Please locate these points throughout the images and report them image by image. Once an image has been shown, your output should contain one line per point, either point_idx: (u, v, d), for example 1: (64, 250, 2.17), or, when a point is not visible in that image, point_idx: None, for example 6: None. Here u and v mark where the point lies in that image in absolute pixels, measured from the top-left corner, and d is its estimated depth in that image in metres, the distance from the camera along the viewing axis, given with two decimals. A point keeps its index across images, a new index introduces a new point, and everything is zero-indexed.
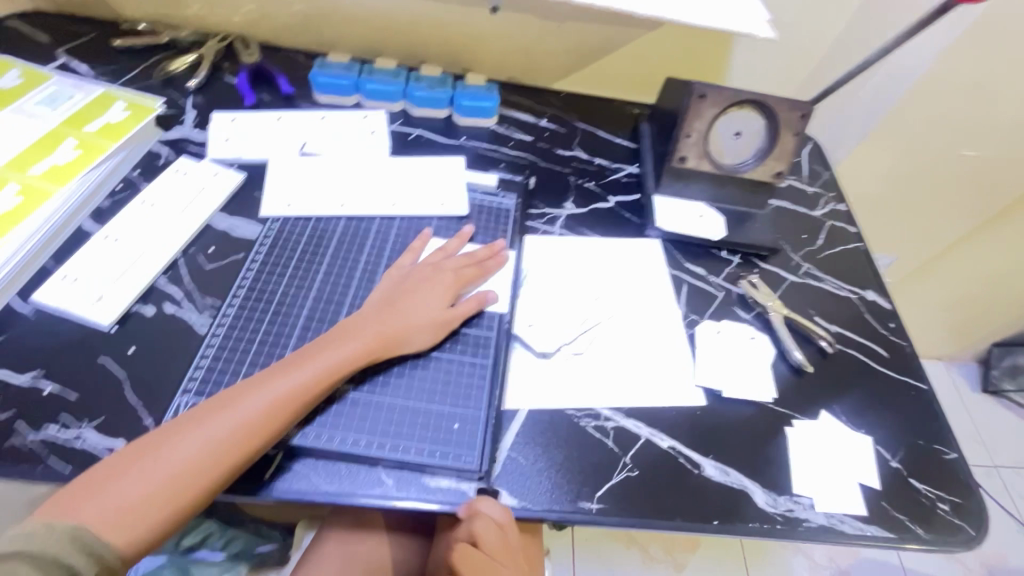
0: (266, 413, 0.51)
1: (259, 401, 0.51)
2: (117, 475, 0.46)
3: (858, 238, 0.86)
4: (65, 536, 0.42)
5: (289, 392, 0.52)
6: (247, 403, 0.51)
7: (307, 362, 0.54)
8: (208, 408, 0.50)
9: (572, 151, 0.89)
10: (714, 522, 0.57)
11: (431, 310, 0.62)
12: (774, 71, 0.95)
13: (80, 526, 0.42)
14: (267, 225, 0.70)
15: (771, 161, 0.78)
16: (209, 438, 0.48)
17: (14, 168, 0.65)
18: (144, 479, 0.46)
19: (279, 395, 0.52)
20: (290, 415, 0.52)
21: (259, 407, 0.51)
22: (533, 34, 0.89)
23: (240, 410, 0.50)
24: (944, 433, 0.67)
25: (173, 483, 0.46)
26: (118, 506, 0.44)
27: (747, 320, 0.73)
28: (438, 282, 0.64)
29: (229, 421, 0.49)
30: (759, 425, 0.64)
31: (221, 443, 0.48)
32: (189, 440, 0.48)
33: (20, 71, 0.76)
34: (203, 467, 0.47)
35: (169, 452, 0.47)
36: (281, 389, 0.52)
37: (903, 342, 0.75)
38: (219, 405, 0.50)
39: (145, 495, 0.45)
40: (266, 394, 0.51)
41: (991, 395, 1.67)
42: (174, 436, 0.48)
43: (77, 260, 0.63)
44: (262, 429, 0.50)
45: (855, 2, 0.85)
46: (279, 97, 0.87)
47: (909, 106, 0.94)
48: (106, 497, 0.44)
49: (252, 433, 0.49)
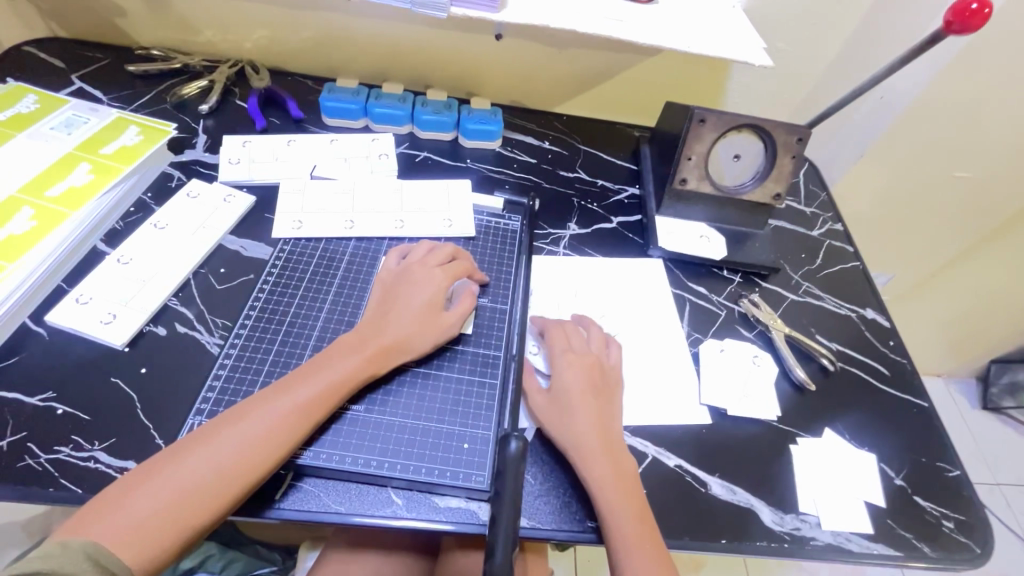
0: (275, 429, 0.51)
1: (269, 416, 0.52)
2: (131, 495, 0.46)
3: (856, 257, 0.87)
4: (82, 556, 0.42)
5: (296, 408, 0.53)
6: (257, 420, 0.51)
7: (314, 376, 0.55)
8: (218, 426, 0.51)
9: (575, 173, 0.91)
10: (722, 541, 0.57)
11: (424, 311, 0.62)
12: (771, 95, 0.98)
13: (96, 544, 0.43)
14: (278, 246, 0.72)
15: (770, 183, 0.80)
16: (221, 455, 0.49)
17: (30, 191, 0.66)
18: (158, 499, 0.46)
19: (288, 411, 0.52)
20: (298, 431, 0.52)
21: (269, 423, 0.51)
22: (536, 60, 0.92)
23: (249, 427, 0.51)
24: (946, 450, 0.68)
25: (186, 502, 0.46)
26: (133, 525, 0.45)
27: (750, 338, 0.75)
28: (430, 282, 0.65)
29: (239, 437, 0.50)
30: (764, 443, 0.65)
31: (232, 460, 0.49)
32: (201, 458, 0.48)
33: (37, 96, 0.78)
34: (215, 486, 0.48)
35: (181, 470, 0.48)
36: (289, 405, 0.53)
37: (904, 359, 0.76)
38: (229, 422, 0.51)
39: (158, 515, 0.45)
40: (275, 410, 0.52)
41: (991, 412, 1.67)
42: (185, 454, 0.49)
43: (90, 281, 0.64)
44: (269, 446, 0.50)
45: (847, 30, 0.89)
46: (289, 120, 0.89)
47: (901, 130, 0.96)
48: (120, 517, 0.45)
49: (263, 450, 0.50)
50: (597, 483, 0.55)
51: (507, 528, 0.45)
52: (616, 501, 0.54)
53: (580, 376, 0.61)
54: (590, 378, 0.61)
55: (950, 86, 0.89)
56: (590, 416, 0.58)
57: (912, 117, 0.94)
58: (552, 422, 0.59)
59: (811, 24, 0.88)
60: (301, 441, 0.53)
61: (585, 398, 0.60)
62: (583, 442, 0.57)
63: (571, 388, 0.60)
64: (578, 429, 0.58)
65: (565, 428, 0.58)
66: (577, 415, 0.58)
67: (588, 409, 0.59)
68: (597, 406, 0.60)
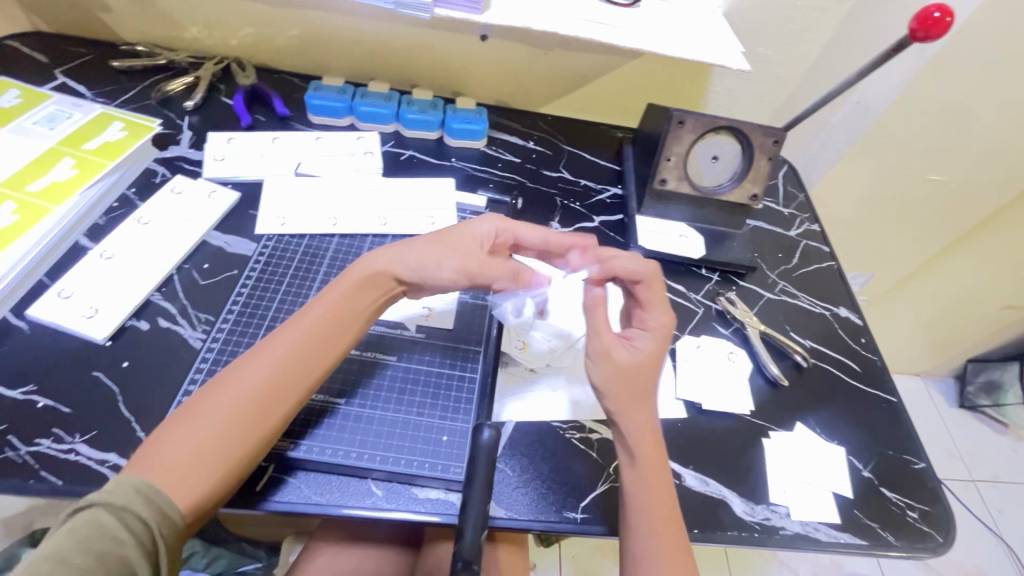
0: (299, 356, 0.52)
1: (283, 349, 0.52)
2: (163, 441, 0.46)
3: (831, 257, 0.90)
4: (132, 490, 0.43)
5: (315, 337, 0.54)
6: (271, 355, 0.52)
7: (318, 308, 0.56)
8: (242, 363, 0.51)
9: (559, 172, 0.92)
10: (694, 530, 0.59)
11: (432, 239, 0.61)
12: (750, 98, 1.00)
13: (145, 481, 0.43)
14: (262, 242, 0.72)
15: (747, 183, 0.82)
16: (243, 390, 0.49)
17: (12, 185, 0.66)
18: (194, 438, 0.46)
19: (300, 340, 0.53)
20: (315, 359, 0.53)
21: (284, 355, 0.52)
22: (521, 60, 0.93)
23: (275, 359, 0.51)
24: (913, 444, 0.70)
25: (221, 438, 0.47)
26: (174, 464, 0.45)
27: (726, 335, 0.77)
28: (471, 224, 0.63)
29: (267, 369, 0.51)
30: (738, 436, 0.67)
31: (257, 393, 0.50)
32: (223, 396, 0.49)
33: (19, 91, 0.78)
34: (245, 418, 0.48)
35: (207, 411, 0.48)
36: (308, 335, 0.54)
37: (874, 356, 0.78)
38: (243, 363, 0.51)
39: (200, 452, 0.46)
40: (286, 343, 0.53)
41: (966, 410, 1.71)
42: (207, 397, 0.49)
43: (72, 276, 0.64)
44: (297, 374, 0.52)
45: (823, 35, 0.91)
46: (275, 118, 0.89)
47: (876, 133, 0.99)
48: (159, 460, 0.45)
49: (285, 380, 0.51)
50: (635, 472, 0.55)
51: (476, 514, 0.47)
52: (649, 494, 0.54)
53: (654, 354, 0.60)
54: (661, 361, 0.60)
55: (920, 91, 0.92)
56: (645, 402, 0.58)
57: (887, 121, 0.97)
58: (617, 390, 0.58)
59: (789, 29, 0.90)
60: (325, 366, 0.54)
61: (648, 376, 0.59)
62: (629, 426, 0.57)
63: (643, 361, 0.59)
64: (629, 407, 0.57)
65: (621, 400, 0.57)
66: (635, 391, 0.58)
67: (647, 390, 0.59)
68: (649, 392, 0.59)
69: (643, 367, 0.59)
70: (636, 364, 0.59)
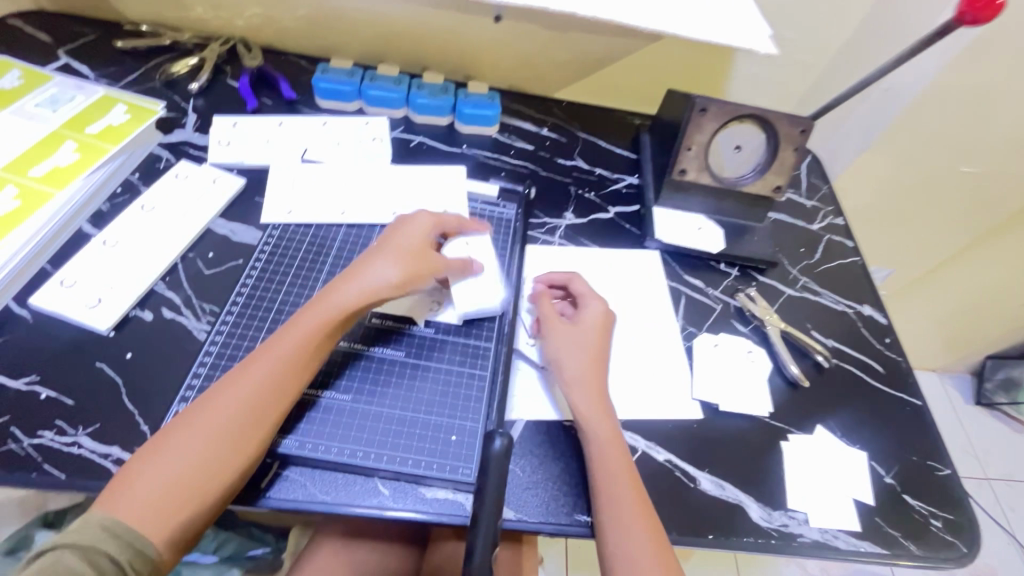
0: (272, 380, 0.51)
1: (261, 371, 0.51)
2: (139, 472, 0.45)
3: (855, 252, 0.86)
4: (100, 528, 0.42)
5: (288, 359, 0.52)
6: (249, 377, 0.51)
7: (299, 325, 0.54)
8: (215, 393, 0.50)
9: (573, 161, 0.89)
10: (709, 536, 0.57)
11: (391, 251, 0.60)
12: (775, 84, 0.96)
13: (112, 519, 0.43)
14: (267, 231, 0.70)
15: (771, 175, 0.78)
16: (219, 416, 0.48)
17: (14, 170, 0.65)
18: (163, 471, 0.45)
19: (273, 363, 0.52)
20: (293, 378, 0.52)
21: (262, 376, 0.51)
22: (537, 43, 0.89)
23: (246, 385, 0.50)
24: (938, 450, 0.68)
25: (196, 468, 0.46)
26: (149, 496, 0.44)
27: (745, 333, 0.74)
28: (412, 222, 0.64)
29: (238, 396, 0.49)
30: (756, 439, 0.64)
31: (227, 421, 0.48)
32: (200, 424, 0.48)
33: (21, 72, 0.76)
34: (222, 445, 0.47)
35: (184, 438, 0.47)
36: (281, 358, 0.52)
37: (899, 357, 0.75)
38: (222, 386, 0.50)
39: (169, 484, 0.45)
40: (265, 363, 0.51)
41: (984, 407, 1.67)
42: (185, 424, 0.48)
43: (74, 264, 0.63)
44: (269, 398, 0.50)
45: (856, 18, 0.86)
46: (281, 101, 0.87)
47: (906, 123, 0.94)
48: (135, 492, 0.44)
49: (262, 405, 0.50)
50: (599, 451, 0.56)
51: (489, 523, 0.42)
52: (614, 472, 0.55)
53: (599, 326, 0.64)
54: (604, 337, 0.64)
55: (956, 79, 0.87)
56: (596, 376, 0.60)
57: (919, 110, 0.92)
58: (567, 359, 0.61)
59: (820, 11, 0.85)
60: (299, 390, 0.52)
61: (594, 351, 0.62)
62: (584, 403, 0.58)
63: (586, 335, 0.63)
64: (580, 378, 0.60)
65: (572, 374, 0.60)
66: (584, 364, 0.61)
67: (598, 365, 0.61)
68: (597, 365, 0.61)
69: (587, 338, 0.63)
70: (579, 336, 0.63)
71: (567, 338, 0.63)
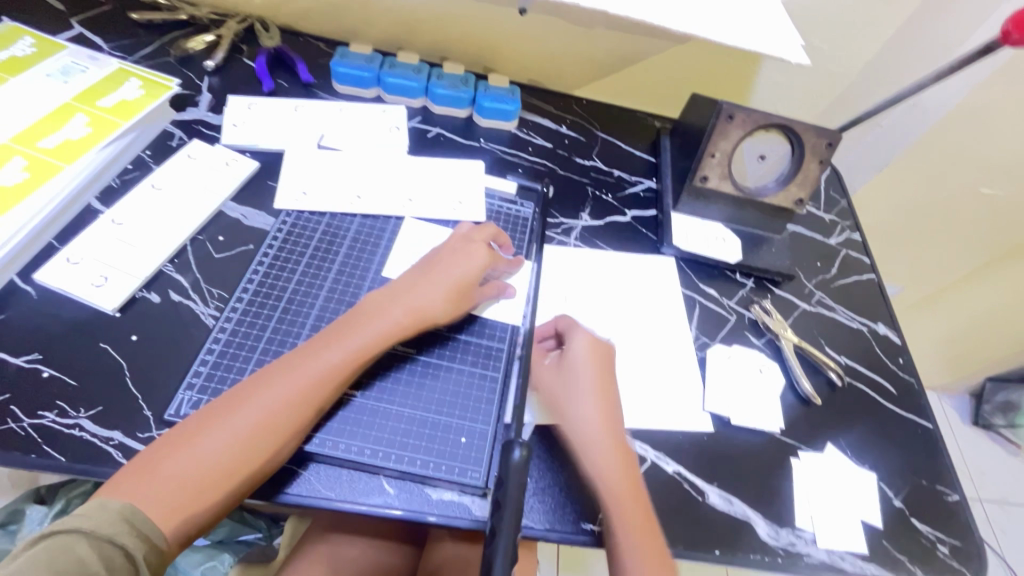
0: (309, 388, 0.50)
1: (299, 377, 0.50)
2: (164, 459, 0.44)
3: (872, 269, 0.85)
4: (119, 518, 0.40)
5: (327, 368, 0.51)
6: (286, 383, 0.49)
7: (344, 338, 0.53)
8: (249, 390, 0.49)
9: (591, 160, 0.87)
10: (716, 552, 0.56)
11: (446, 278, 0.60)
12: (800, 94, 0.94)
13: (131, 507, 0.41)
14: (281, 218, 0.69)
15: (794, 187, 0.77)
16: (254, 416, 0.47)
17: (23, 140, 0.63)
18: (188, 465, 0.44)
19: (313, 373, 0.50)
20: (330, 390, 0.51)
21: (301, 384, 0.50)
22: (561, 38, 0.88)
23: (281, 389, 0.49)
24: (948, 474, 0.67)
25: (221, 466, 0.45)
26: (170, 487, 0.43)
27: (758, 345, 0.73)
28: (471, 250, 0.63)
29: (273, 399, 0.48)
30: (766, 455, 0.63)
31: (260, 424, 0.47)
32: (233, 420, 0.47)
33: (34, 40, 0.74)
34: (251, 446, 0.46)
35: (214, 433, 0.46)
36: (321, 366, 0.51)
37: (911, 378, 0.75)
38: (257, 385, 0.49)
39: (193, 478, 0.44)
40: (305, 371, 0.50)
41: (980, 428, 1.66)
42: (217, 417, 0.47)
43: (82, 240, 0.61)
44: (303, 406, 0.49)
45: (888, 32, 0.84)
46: (298, 84, 0.85)
47: (929, 141, 0.93)
48: (155, 482, 0.43)
49: (295, 413, 0.49)
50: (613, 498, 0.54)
51: (507, 538, 0.41)
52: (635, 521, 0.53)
53: (596, 356, 0.63)
54: (603, 360, 0.64)
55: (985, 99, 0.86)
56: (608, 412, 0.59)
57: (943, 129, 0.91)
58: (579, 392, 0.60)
59: (853, 22, 0.84)
60: (330, 399, 0.52)
61: (600, 383, 0.61)
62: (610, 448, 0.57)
63: (590, 363, 0.62)
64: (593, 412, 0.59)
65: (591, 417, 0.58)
66: (598, 402, 0.60)
67: (605, 395, 0.61)
68: (604, 393, 0.61)
69: (591, 366, 0.62)
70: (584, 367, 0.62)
71: (574, 369, 0.62)
